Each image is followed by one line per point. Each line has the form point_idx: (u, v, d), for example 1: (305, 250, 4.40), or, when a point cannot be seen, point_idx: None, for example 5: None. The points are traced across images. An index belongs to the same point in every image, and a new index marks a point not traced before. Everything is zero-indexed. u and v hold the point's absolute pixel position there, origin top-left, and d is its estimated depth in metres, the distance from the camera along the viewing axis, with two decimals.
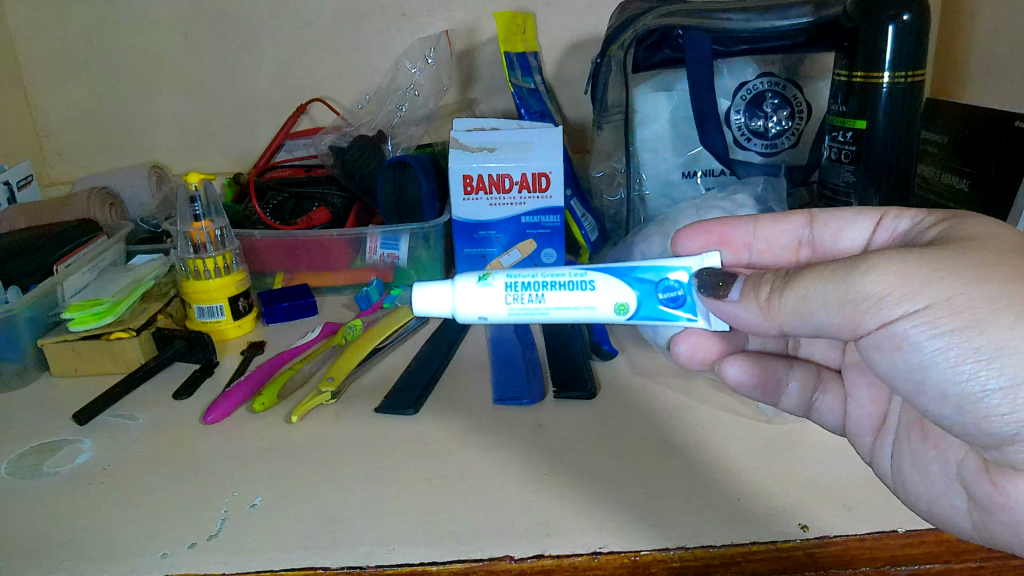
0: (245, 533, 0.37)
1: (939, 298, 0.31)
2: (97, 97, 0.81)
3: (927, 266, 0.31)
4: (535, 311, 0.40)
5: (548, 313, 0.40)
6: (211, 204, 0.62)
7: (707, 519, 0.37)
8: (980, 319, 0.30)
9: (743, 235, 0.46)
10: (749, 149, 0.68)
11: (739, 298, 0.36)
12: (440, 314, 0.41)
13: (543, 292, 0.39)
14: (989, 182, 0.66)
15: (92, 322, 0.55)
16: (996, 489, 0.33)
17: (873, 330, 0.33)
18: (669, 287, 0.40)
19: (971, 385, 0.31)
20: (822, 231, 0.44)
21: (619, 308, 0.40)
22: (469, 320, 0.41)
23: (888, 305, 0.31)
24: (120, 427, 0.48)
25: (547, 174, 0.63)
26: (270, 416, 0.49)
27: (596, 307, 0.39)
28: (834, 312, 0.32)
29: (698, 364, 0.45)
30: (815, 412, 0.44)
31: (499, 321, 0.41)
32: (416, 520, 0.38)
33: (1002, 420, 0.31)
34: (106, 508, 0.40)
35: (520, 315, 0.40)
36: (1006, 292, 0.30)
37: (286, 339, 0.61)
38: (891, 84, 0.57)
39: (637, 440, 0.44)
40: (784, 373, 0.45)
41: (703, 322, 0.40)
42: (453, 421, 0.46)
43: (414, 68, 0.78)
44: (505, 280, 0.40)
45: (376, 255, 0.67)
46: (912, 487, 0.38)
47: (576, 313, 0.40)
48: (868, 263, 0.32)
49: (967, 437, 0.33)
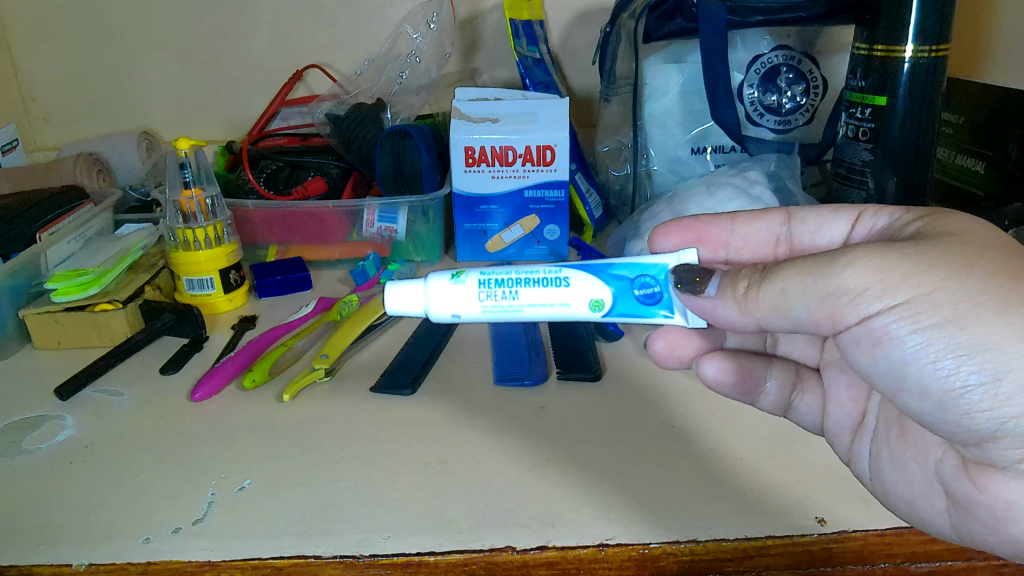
0: (233, 518, 0.36)
1: (919, 293, 0.29)
2: (85, 59, 0.77)
3: (908, 259, 0.30)
4: (509, 308, 0.38)
5: (522, 310, 0.38)
6: (201, 170, 0.59)
7: (719, 511, 0.35)
8: (961, 313, 0.29)
9: (719, 232, 0.44)
10: (762, 125, 0.66)
11: (717, 293, 0.35)
12: (413, 313, 0.39)
13: (517, 288, 0.38)
14: (1009, 164, 0.63)
15: (75, 293, 0.53)
16: (976, 488, 0.32)
17: (853, 325, 0.31)
18: (646, 283, 0.38)
19: (952, 380, 0.30)
20: (800, 229, 0.43)
21: (595, 305, 0.38)
22: (442, 319, 0.39)
23: (868, 299, 0.30)
24: (104, 403, 0.46)
25: (552, 148, 0.61)
26: (260, 393, 0.47)
27: (570, 303, 0.38)
28: (812, 305, 0.31)
29: (676, 361, 0.43)
30: (793, 411, 0.42)
31: (473, 320, 0.39)
32: (413, 505, 0.36)
33: (983, 416, 0.30)
34: (87, 490, 0.38)
35: (492, 312, 0.38)
36: (986, 286, 0.29)
37: (279, 314, 0.58)
38: (913, 60, 0.55)
39: (644, 426, 0.42)
40: (762, 371, 0.42)
41: (682, 319, 0.38)
42: (452, 403, 0.44)
43: (415, 33, 0.74)
44: (479, 278, 0.38)
45: (374, 228, 0.65)
46: (891, 487, 0.36)
47: (551, 310, 0.38)
48: (846, 257, 0.30)
49: (948, 433, 0.32)
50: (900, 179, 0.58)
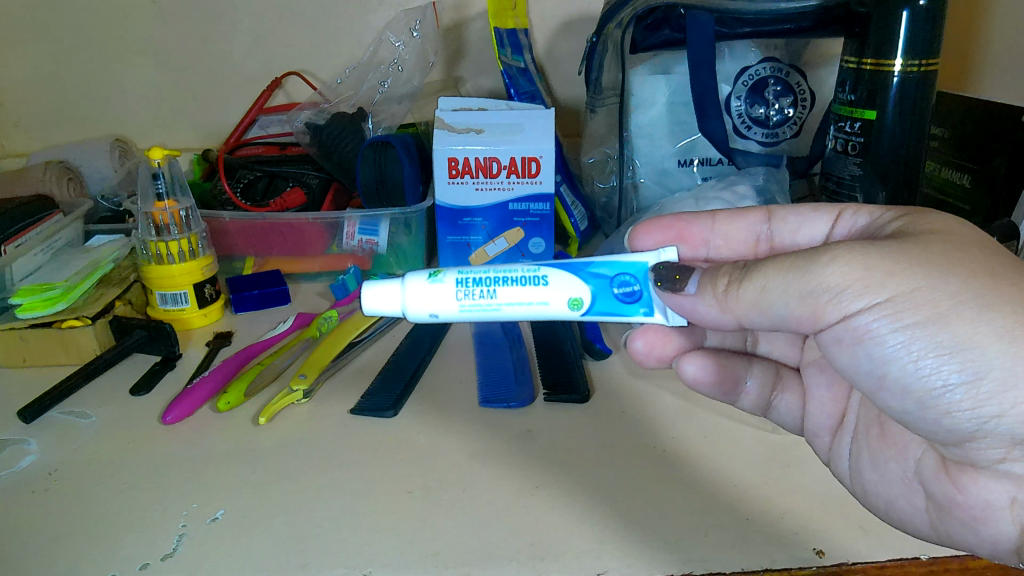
0: (205, 552, 0.34)
1: (901, 292, 0.29)
2: (56, 63, 0.75)
3: (889, 258, 0.29)
4: (487, 306, 0.37)
5: (500, 309, 0.37)
6: (175, 181, 0.57)
7: (714, 542, 0.34)
8: (943, 312, 0.29)
9: (702, 230, 0.43)
10: (749, 137, 0.65)
11: (697, 291, 0.34)
12: (389, 312, 0.38)
13: (495, 287, 0.37)
14: (997, 177, 0.63)
15: (41, 309, 0.51)
16: (955, 488, 0.33)
17: (834, 323, 0.31)
18: (625, 281, 0.37)
19: (933, 379, 0.30)
20: (781, 227, 0.42)
21: (574, 303, 0.37)
22: (418, 317, 0.38)
23: (850, 297, 0.30)
24: (70, 426, 0.44)
25: (538, 159, 0.60)
26: (235, 416, 0.45)
27: (548, 302, 0.37)
28: (793, 303, 0.31)
29: (654, 361, 0.43)
30: (773, 410, 0.44)
31: (449, 319, 0.37)
32: (396, 538, 0.34)
33: (964, 415, 0.30)
34: (49, 521, 0.36)
35: (468, 311, 0.37)
36: (968, 283, 0.29)
37: (255, 329, 0.57)
38: (902, 74, 0.54)
39: (635, 451, 0.40)
40: (743, 371, 0.44)
41: (662, 317, 0.38)
42: (436, 426, 0.43)
43: (398, 41, 0.73)
44: (457, 276, 0.37)
45: (354, 241, 0.63)
46: (870, 487, 0.37)
47: (529, 309, 0.37)
48: (830, 254, 0.30)
49: (928, 432, 0.32)
50: (889, 193, 0.57)
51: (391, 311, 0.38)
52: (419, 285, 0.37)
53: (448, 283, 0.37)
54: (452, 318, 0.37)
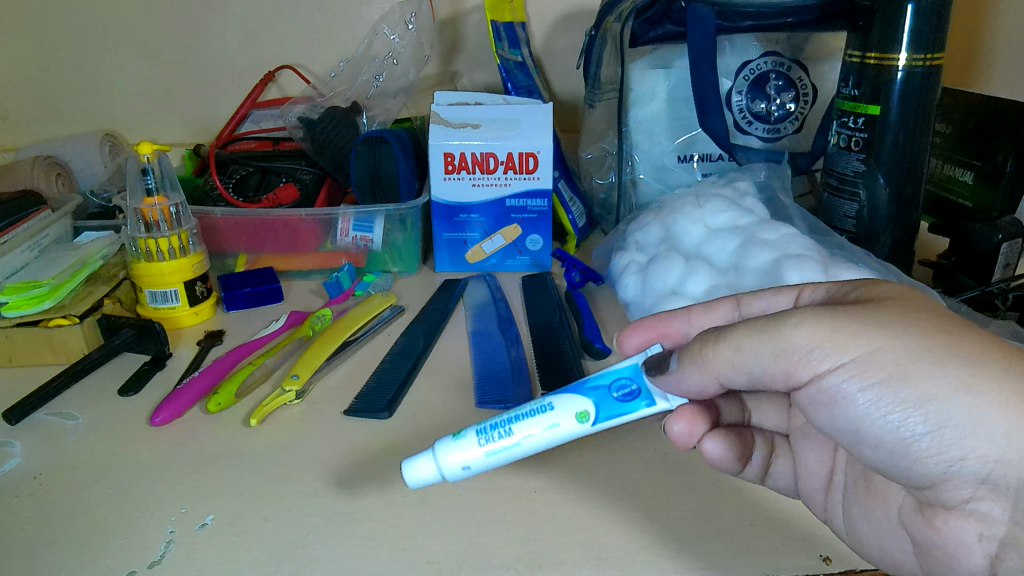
0: (193, 560, 0.33)
1: (863, 352, 0.28)
2: (44, 55, 0.74)
3: (853, 320, 0.29)
4: (507, 442, 0.32)
5: (518, 440, 0.32)
6: (165, 177, 0.56)
7: (716, 550, 0.33)
8: (904, 368, 0.28)
9: (680, 325, 0.38)
10: (750, 133, 0.64)
11: (679, 366, 0.32)
12: (424, 474, 0.33)
13: (511, 424, 0.32)
14: (1001, 174, 0.62)
15: (27, 308, 0.50)
16: (930, 529, 0.30)
17: (807, 382, 0.30)
18: (624, 383, 0.33)
19: (902, 432, 0.28)
20: (752, 315, 0.38)
21: (581, 415, 0.32)
22: (450, 474, 0.32)
23: (817, 357, 0.29)
24: (56, 428, 0.43)
25: (536, 155, 0.59)
26: (225, 418, 0.44)
27: (557, 421, 0.32)
28: (765, 361, 0.30)
29: (686, 445, 0.36)
30: (770, 478, 0.38)
31: (480, 466, 0.32)
32: (391, 546, 0.33)
33: (933, 461, 0.28)
34: (32, 527, 0.35)
35: (491, 454, 0.32)
36: (923, 338, 0.28)
37: (247, 328, 0.55)
38: (906, 69, 0.53)
39: (636, 454, 0.39)
40: (751, 442, 0.38)
41: (665, 404, 0.34)
42: (431, 429, 0.42)
43: (393, 34, 0.71)
44: (473, 427, 0.33)
45: (348, 238, 0.62)
46: (863, 537, 0.33)
47: (546, 435, 0.32)
48: (797, 316, 0.30)
49: (902, 479, 0.30)
50: (892, 190, 0.56)
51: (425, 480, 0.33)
52: (442, 444, 0.33)
53: (469, 435, 0.32)
54: (481, 467, 0.32)
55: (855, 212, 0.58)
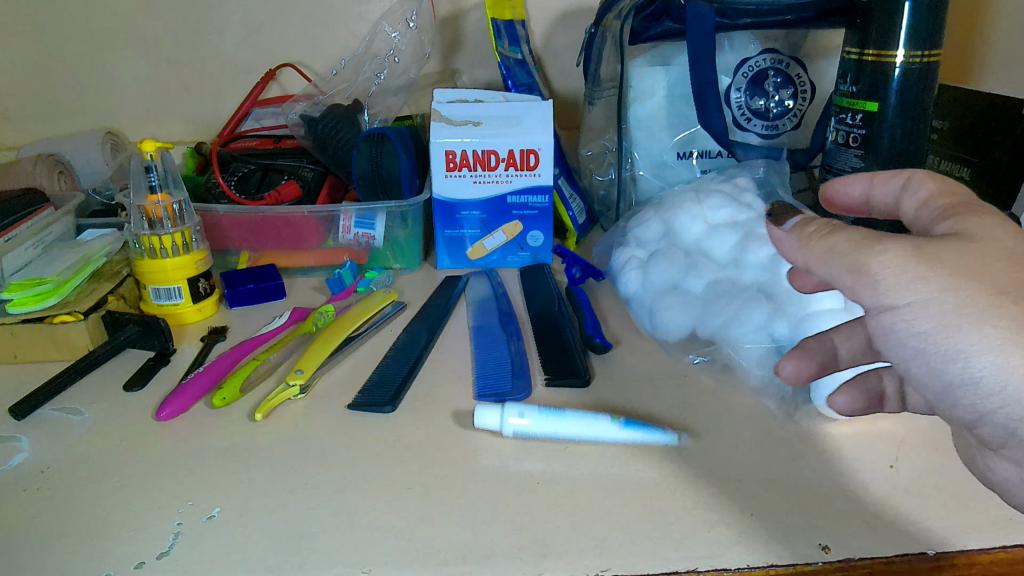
0: (201, 551, 0.33)
1: (929, 295, 0.28)
2: (45, 54, 0.74)
3: (931, 263, 0.28)
4: (558, 419, 0.40)
5: (567, 418, 0.40)
6: (168, 174, 0.57)
7: (719, 539, 0.33)
8: (959, 320, 0.28)
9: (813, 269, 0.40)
10: (749, 130, 0.65)
11: (789, 228, 0.35)
12: (489, 424, 0.40)
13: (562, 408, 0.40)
14: (1000, 170, 0.63)
15: (33, 304, 0.50)
16: (987, 467, 0.33)
17: (870, 310, 0.30)
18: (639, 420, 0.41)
19: (949, 372, 0.29)
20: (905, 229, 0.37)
21: (613, 420, 0.40)
22: (508, 428, 0.40)
23: (887, 290, 0.29)
24: (62, 423, 0.44)
25: (537, 152, 0.60)
26: (231, 412, 0.44)
27: (597, 420, 0.40)
28: (843, 272, 0.30)
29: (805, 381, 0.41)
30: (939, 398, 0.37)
31: (535, 428, 0.40)
32: (397, 536, 0.34)
33: (972, 407, 0.29)
34: (41, 520, 0.36)
35: (546, 419, 0.40)
36: (994, 300, 0.27)
37: (251, 324, 0.56)
38: (905, 66, 0.53)
39: (638, 446, 0.40)
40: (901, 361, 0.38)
41: None
42: (434, 423, 0.42)
43: (394, 32, 0.72)
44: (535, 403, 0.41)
45: (351, 234, 0.62)
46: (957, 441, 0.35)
47: (589, 426, 0.40)
48: (880, 245, 0.29)
49: (947, 415, 0.31)
50: None
51: (488, 429, 0.41)
52: (509, 410, 0.40)
53: (529, 411, 0.40)
54: (539, 432, 0.40)
55: None
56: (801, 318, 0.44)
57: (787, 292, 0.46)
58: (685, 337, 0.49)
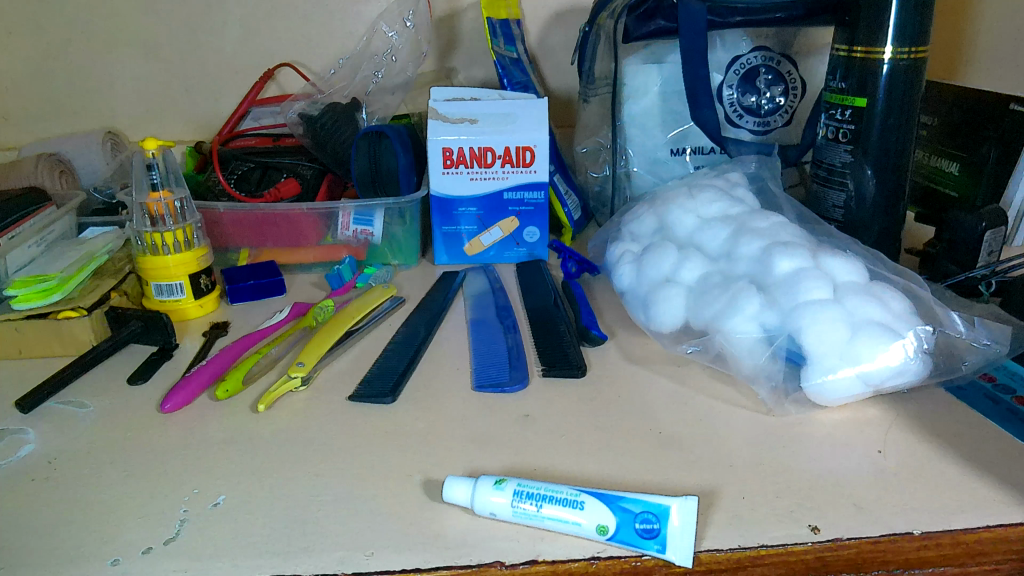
0: (207, 537, 0.34)
1: None
2: (45, 55, 0.75)
3: None
4: (532, 512, 0.34)
5: (542, 516, 0.34)
6: (170, 172, 0.58)
7: (711, 521, 0.34)
8: None
9: None
10: (741, 126, 0.66)
11: None
12: (458, 499, 0.35)
13: (543, 501, 0.34)
14: (986, 165, 0.64)
15: (37, 300, 0.51)
16: None
17: None
18: (646, 517, 0.34)
19: None
20: None
21: (600, 528, 0.33)
22: (478, 509, 0.35)
23: None
24: (69, 415, 0.44)
25: (532, 149, 0.61)
26: (234, 403, 0.45)
27: (580, 521, 0.33)
28: None
29: None
30: None
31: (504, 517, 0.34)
32: (397, 521, 0.35)
33: None
34: (50, 509, 0.36)
35: (517, 514, 0.34)
36: None
37: (253, 319, 0.57)
38: (892, 62, 0.54)
39: (633, 433, 0.41)
40: None
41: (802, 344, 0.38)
42: (434, 412, 0.43)
43: (392, 31, 0.73)
44: (516, 484, 0.35)
45: (349, 231, 0.63)
46: None
47: (566, 526, 0.34)
48: None
49: None
50: (879, 179, 0.58)
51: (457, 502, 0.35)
52: (484, 485, 0.35)
53: (507, 489, 0.35)
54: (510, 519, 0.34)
55: (844, 202, 0.59)
56: (790, 307, 0.44)
57: (778, 281, 0.46)
58: (680, 328, 0.50)
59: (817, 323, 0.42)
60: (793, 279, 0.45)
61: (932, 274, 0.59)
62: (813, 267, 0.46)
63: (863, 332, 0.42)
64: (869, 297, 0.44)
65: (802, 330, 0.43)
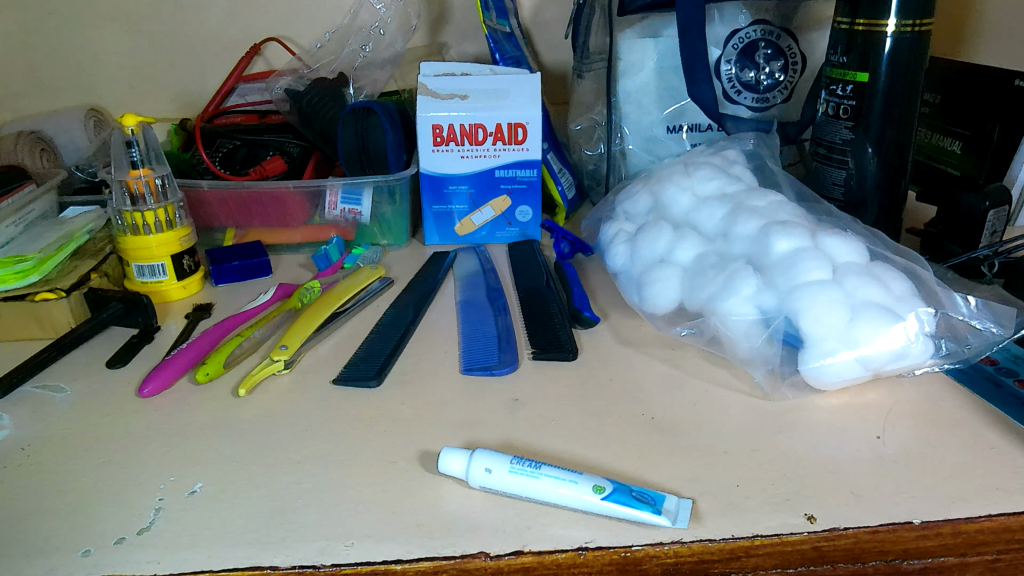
0: (181, 526, 0.33)
1: None
2: (26, 30, 0.73)
3: None
4: (531, 470, 0.34)
5: (539, 474, 0.34)
6: (150, 148, 0.56)
7: (706, 510, 0.33)
8: None
9: None
10: (739, 103, 0.64)
11: None
12: (453, 471, 0.35)
13: (540, 466, 0.34)
14: (991, 144, 0.62)
15: (14, 282, 0.49)
16: None
17: None
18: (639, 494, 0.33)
19: None
20: None
21: (596, 488, 0.33)
22: (474, 478, 0.34)
23: None
24: (45, 400, 0.43)
25: (525, 125, 0.59)
26: (214, 388, 0.44)
27: (578, 481, 0.33)
28: None
29: None
30: None
31: (501, 481, 0.34)
32: (380, 510, 0.34)
33: None
34: (22, 497, 0.35)
35: (515, 473, 0.34)
36: None
37: (236, 301, 0.55)
38: (895, 35, 0.52)
39: (625, 418, 0.40)
40: None
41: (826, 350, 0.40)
42: (420, 397, 0.42)
43: (380, 4, 0.70)
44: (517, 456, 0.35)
45: (336, 210, 0.62)
46: None
47: (563, 486, 0.33)
48: None
49: None
50: (880, 157, 0.56)
51: (454, 477, 0.35)
52: (479, 452, 0.35)
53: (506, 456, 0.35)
54: (505, 486, 0.34)
55: (844, 180, 0.58)
56: (788, 289, 0.42)
57: (775, 262, 0.44)
58: (674, 310, 0.48)
59: (815, 306, 0.41)
60: (790, 260, 0.43)
61: (933, 255, 0.58)
62: (812, 248, 0.44)
63: (862, 314, 0.40)
64: (869, 278, 0.42)
65: (800, 314, 0.41)
